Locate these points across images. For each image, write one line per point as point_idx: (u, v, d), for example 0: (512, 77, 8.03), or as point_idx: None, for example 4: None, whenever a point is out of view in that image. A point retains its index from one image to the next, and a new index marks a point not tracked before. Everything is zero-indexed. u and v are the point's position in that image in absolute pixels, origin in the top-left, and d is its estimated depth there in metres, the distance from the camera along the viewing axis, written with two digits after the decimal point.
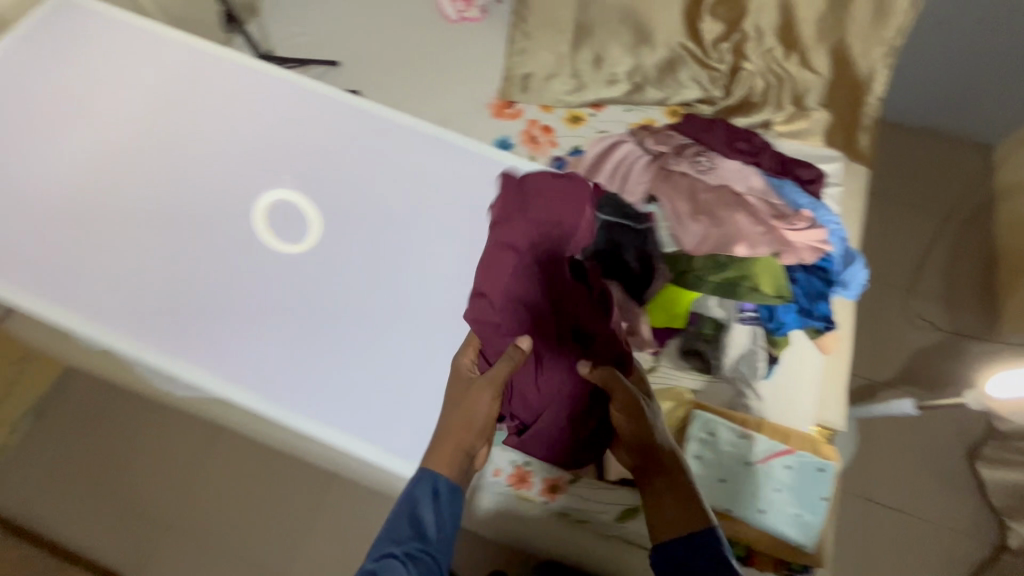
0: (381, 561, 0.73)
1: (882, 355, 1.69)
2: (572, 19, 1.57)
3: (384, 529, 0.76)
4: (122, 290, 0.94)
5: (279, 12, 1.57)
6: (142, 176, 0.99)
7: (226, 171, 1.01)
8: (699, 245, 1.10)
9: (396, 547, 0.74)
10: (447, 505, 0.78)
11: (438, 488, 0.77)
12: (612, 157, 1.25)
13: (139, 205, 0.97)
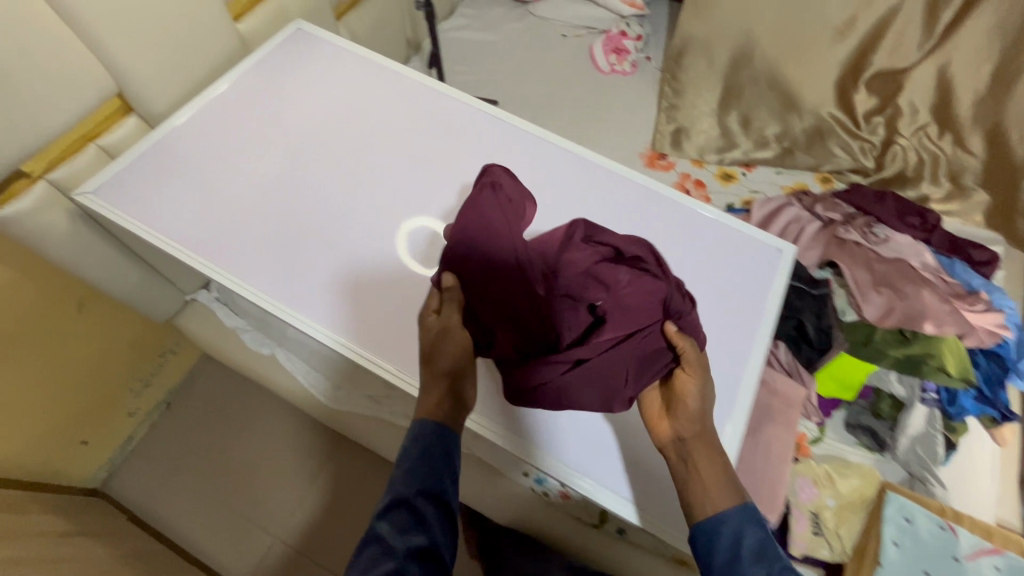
0: (393, 512, 0.67)
1: None
2: (722, 81, 1.61)
3: (393, 475, 0.69)
4: (331, 289, 0.89)
5: (443, 52, 1.68)
6: (350, 185, 0.98)
7: (433, 187, 0.97)
8: (882, 317, 1.08)
9: (409, 492, 0.67)
10: (451, 452, 0.72)
11: (429, 437, 0.71)
12: (780, 219, 1.25)
13: (347, 214, 0.95)
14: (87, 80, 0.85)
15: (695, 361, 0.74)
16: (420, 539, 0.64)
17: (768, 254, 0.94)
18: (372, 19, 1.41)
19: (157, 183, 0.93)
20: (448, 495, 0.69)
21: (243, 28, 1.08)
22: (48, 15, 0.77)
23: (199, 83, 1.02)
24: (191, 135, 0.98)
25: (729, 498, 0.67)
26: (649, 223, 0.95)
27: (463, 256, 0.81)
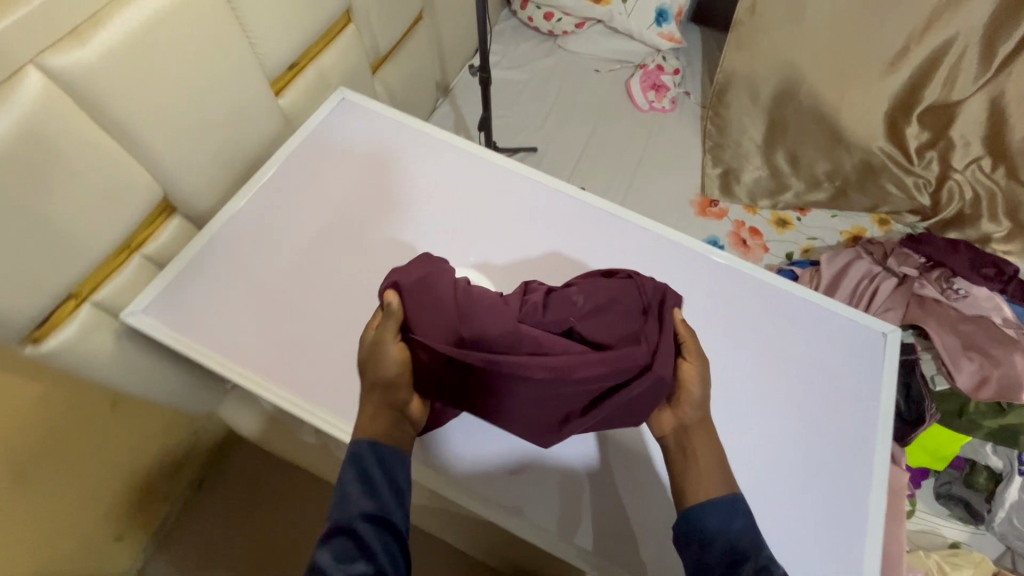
0: (337, 541, 0.56)
1: None
2: (766, 118, 1.54)
3: (334, 500, 0.60)
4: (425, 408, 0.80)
5: (473, 94, 1.59)
6: None
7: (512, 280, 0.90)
8: (978, 388, 1.02)
9: (353, 514, 0.58)
10: (394, 471, 0.63)
11: (371, 457, 0.63)
12: (854, 276, 1.19)
13: None
14: (135, 194, 0.76)
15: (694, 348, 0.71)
16: (362, 566, 0.54)
17: (872, 339, 0.89)
18: (405, 70, 1.32)
19: (211, 295, 0.84)
20: (394, 518, 0.59)
21: (284, 103, 0.98)
22: (96, 135, 0.68)
23: (241, 171, 0.93)
24: (240, 234, 0.89)
25: (722, 484, 0.64)
26: (751, 311, 0.89)
27: (418, 284, 0.72)
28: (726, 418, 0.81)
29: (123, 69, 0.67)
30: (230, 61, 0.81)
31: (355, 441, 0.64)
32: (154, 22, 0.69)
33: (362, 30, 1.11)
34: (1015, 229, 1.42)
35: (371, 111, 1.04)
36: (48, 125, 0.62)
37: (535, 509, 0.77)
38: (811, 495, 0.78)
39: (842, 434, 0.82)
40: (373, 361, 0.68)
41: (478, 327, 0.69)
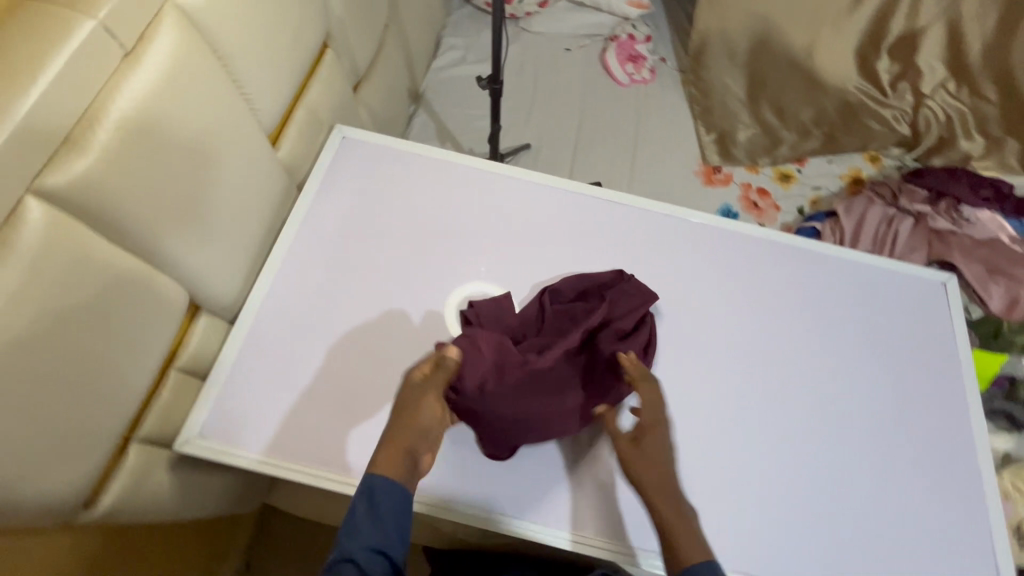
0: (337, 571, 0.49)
1: None
2: (744, 74, 1.54)
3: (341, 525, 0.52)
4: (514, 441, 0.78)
5: (449, 98, 1.48)
6: None
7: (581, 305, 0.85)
8: (1009, 309, 1.11)
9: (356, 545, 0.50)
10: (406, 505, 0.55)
11: (394, 496, 0.54)
12: (873, 221, 1.23)
13: None
14: (168, 307, 0.66)
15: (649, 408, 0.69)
16: None
17: (931, 291, 0.92)
18: (382, 86, 1.20)
19: (272, 394, 0.75)
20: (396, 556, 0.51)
21: (283, 156, 0.86)
22: (111, 254, 0.56)
23: (258, 245, 0.82)
24: (283, 319, 0.80)
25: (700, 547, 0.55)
26: (818, 286, 0.91)
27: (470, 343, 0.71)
28: (823, 394, 0.83)
29: (128, 170, 0.55)
30: (230, 126, 0.69)
31: (368, 470, 0.56)
32: (149, 103, 0.57)
33: (341, 53, 0.98)
34: (989, 144, 1.47)
35: (387, 149, 0.95)
36: (58, 260, 0.50)
37: (528, 505, 0.74)
38: (921, 453, 0.81)
39: (931, 389, 0.85)
40: (404, 403, 0.63)
41: (508, 351, 0.73)
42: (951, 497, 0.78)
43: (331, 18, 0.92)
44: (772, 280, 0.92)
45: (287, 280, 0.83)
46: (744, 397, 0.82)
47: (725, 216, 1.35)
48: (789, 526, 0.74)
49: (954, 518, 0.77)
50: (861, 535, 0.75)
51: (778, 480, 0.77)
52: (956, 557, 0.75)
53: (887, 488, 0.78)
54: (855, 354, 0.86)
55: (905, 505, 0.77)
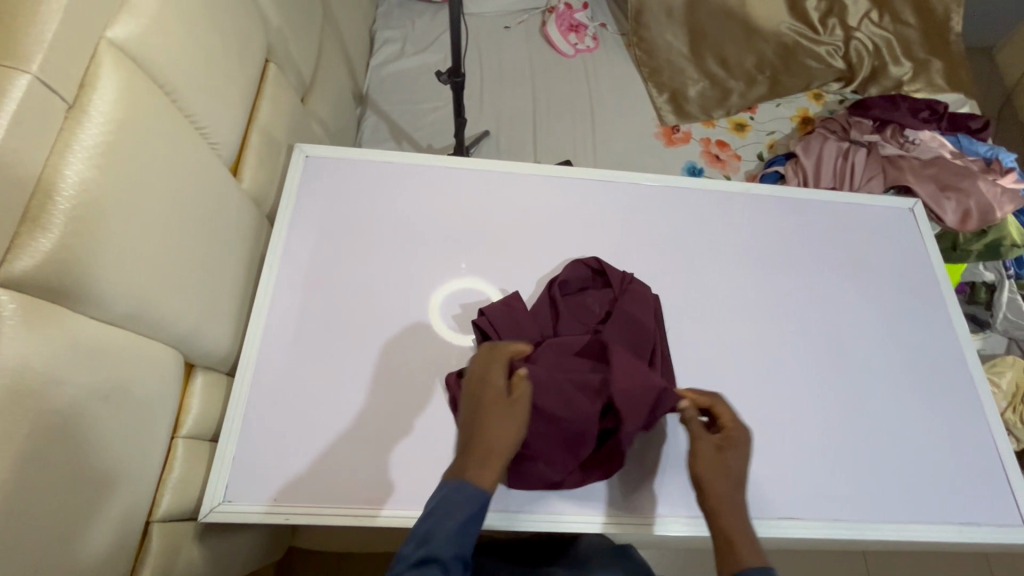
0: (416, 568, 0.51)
1: None
2: (683, 30, 1.55)
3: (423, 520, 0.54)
4: None
5: (396, 95, 1.42)
6: None
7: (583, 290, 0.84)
8: (963, 221, 1.17)
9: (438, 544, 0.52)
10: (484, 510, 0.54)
11: (476, 501, 0.54)
12: (829, 156, 1.28)
13: None
14: (164, 376, 0.61)
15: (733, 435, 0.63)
16: None
17: (900, 217, 0.97)
18: (328, 93, 1.13)
19: (291, 438, 0.72)
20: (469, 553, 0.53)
21: (247, 187, 0.80)
22: (95, 331, 0.51)
23: (241, 286, 0.76)
24: (285, 358, 0.76)
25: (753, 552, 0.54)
26: (802, 230, 0.93)
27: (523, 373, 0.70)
28: (826, 336, 0.85)
29: (98, 236, 0.50)
30: (192, 166, 0.63)
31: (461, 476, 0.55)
32: (108, 158, 0.51)
33: (285, 66, 0.91)
34: (917, 67, 1.53)
35: (352, 160, 0.90)
36: (44, 350, 0.45)
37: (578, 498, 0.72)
38: (923, 372, 0.84)
39: (919, 308, 0.89)
40: (483, 403, 0.60)
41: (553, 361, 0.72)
42: (961, 405, 0.82)
43: (269, 29, 0.85)
44: (758, 231, 0.93)
45: (280, 318, 0.78)
46: (757, 348, 0.83)
47: (691, 174, 1.37)
48: (823, 465, 0.76)
49: (964, 429, 0.80)
50: (889, 458, 0.77)
51: (807, 423, 0.79)
52: (977, 462, 0.78)
53: (901, 412, 0.81)
54: (851, 288, 0.89)
55: (923, 421, 0.80)
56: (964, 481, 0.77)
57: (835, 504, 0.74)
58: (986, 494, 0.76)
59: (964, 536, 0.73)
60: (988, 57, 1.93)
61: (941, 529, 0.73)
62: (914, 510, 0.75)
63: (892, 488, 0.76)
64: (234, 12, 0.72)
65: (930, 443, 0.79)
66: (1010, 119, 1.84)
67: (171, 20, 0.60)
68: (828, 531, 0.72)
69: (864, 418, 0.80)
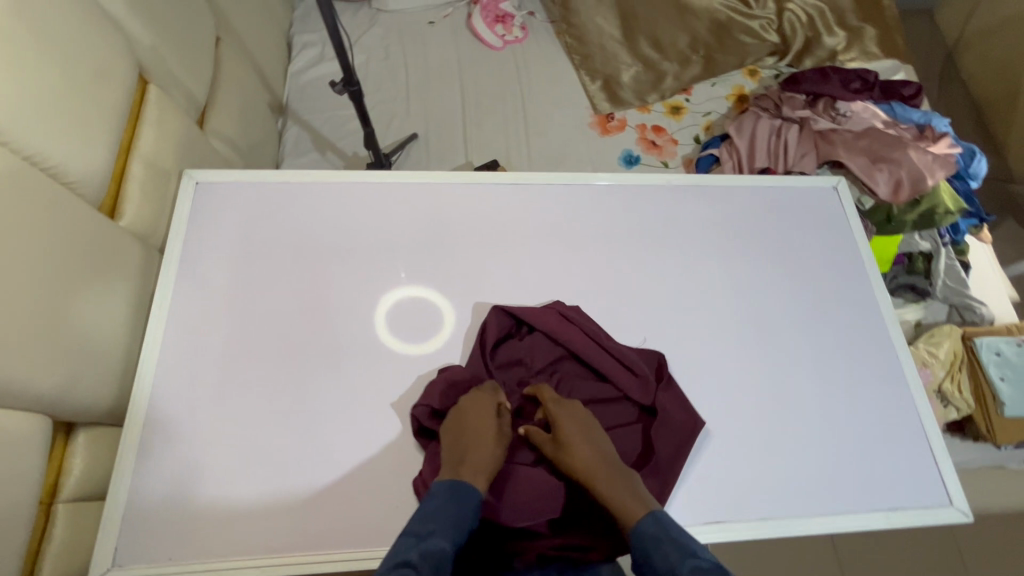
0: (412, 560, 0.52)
1: (1003, 202, 1.70)
2: (613, 13, 1.51)
3: (413, 523, 0.58)
4: None
5: (317, 102, 1.35)
6: (412, 350, 0.78)
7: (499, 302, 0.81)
8: (895, 193, 1.16)
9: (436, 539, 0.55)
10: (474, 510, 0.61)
11: (467, 499, 0.60)
12: (762, 136, 1.25)
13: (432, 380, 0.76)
14: (27, 439, 0.56)
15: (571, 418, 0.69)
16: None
17: (824, 197, 0.95)
18: (233, 108, 1.07)
19: (189, 489, 0.68)
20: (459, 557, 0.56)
21: (127, 224, 0.75)
22: None
23: (128, 331, 0.72)
24: (180, 403, 0.71)
25: (639, 504, 0.60)
26: (722, 220, 0.91)
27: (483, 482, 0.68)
28: (751, 328, 0.83)
29: None
30: (39, 212, 0.59)
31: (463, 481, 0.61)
32: None
33: (169, 87, 0.85)
34: (850, 36, 1.51)
35: (248, 185, 0.85)
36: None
37: None
38: (849, 358, 0.83)
39: (845, 292, 0.87)
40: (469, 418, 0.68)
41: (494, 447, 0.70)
42: (887, 388, 0.81)
43: (141, 49, 0.79)
44: (680, 224, 0.90)
45: (174, 359, 0.73)
46: (681, 347, 0.81)
47: (628, 163, 1.34)
48: (749, 462, 0.75)
49: (890, 413, 0.79)
50: (815, 449, 0.76)
51: (733, 420, 0.77)
52: (903, 444, 0.78)
53: (827, 401, 0.79)
54: (775, 276, 0.87)
55: (851, 410, 0.79)
56: (890, 464, 0.76)
57: (761, 502, 0.73)
58: (912, 476, 0.76)
59: (890, 523, 0.73)
60: (928, 20, 1.93)
61: (867, 517, 0.73)
62: (840, 501, 0.74)
63: (819, 481, 0.75)
64: (86, 37, 0.67)
65: (857, 430, 0.78)
66: (951, 81, 1.84)
67: None
68: (757, 531, 0.71)
69: (790, 410, 0.78)
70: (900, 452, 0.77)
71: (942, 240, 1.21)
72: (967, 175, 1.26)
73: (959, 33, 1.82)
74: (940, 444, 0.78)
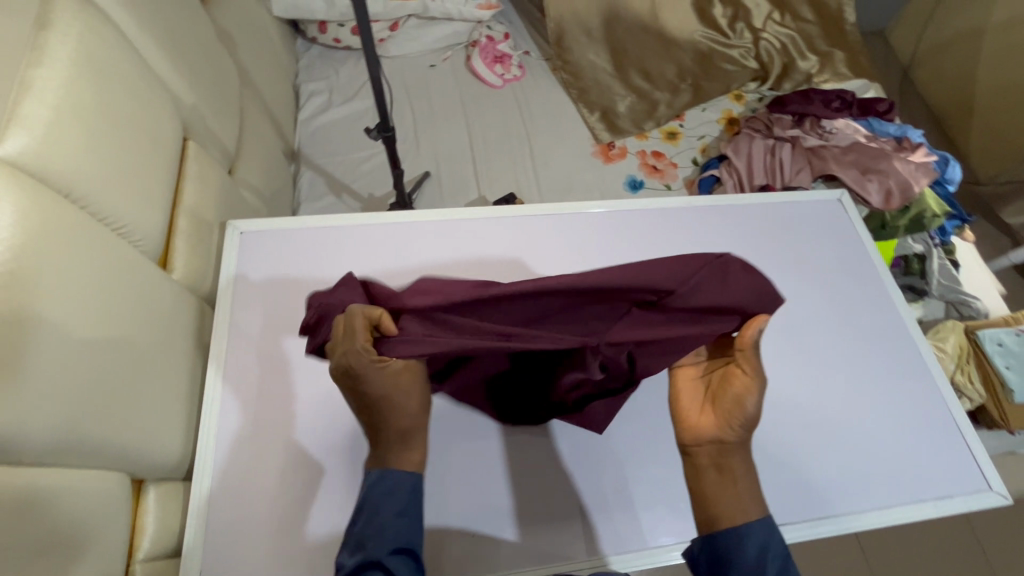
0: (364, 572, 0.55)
1: (975, 203, 1.82)
2: (603, 50, 1.60)
3: (357, 532, 0.58)
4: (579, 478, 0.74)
5: (328, 147, 1.39)
6: None
7: None
8: (886, 201, 1.24)
9: (377, 551, 0.56)
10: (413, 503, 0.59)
11: (404, 485, 0.59)
12: (758, 156, 1.34)
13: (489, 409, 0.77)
14: (105, 504, 0.56)
15: (754, 359, 0.56)
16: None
17: (829, 208, 1.01)
18: (257, 158, 1.09)
19: (264, 539, 0.67)
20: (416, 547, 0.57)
21: (179, 277, 0.76)
22: (20, 483, 0.47)
23: (187, 385, 0.72)
24: (244, 452, 0.71)
25: (754, 502, 0.57)
26: (741, 236, 0.96)
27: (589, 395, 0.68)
28: (782, 336, 0.88)
29: (12, 377, 0.46)
30: (113, 271, 0.60)
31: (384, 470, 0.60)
32: (12, 290, 0.47)
33: (206, 142, 0.87)
34: (822, 59, 1.62)
35: (291, 231, 0.87)
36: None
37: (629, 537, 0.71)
38: (877, 358, 0.87)
39: (863, 296, 0.93)
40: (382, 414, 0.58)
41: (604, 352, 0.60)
42: (915, 382, 0.86)
43: (183, 107, 0.81)
44: (705, 242, 0.95)
45: (236, 409, 0.74)
46: None
47: (633, 187, 1.40)
48: (802, 465, 0.78)
49: (923, 405, 0.84)
50: (858, 446, 0.80)
51: (781, 426, 0.80)
52: (940, 437, 0.82)
53: (863, 399, 0.84)
54: (797, 285, 0.93)
55: (886, 407, 0.83)
56: (932, 456, 0.81)
57: (819, 502, 0.76)
58: (953, 465, 0.80)
59: (941, 510, 0.77)
60: (882, 40, 2.08)
61: (918, 508, 0.77)
62: (889, 495, 0.77)
63: (868, 477, 0.78)
64: (146, 99, 0.69)
65: (898, 427, 0.82)
66: (910, 95, 1.98)
67: (72, 124, 0.56)
68: (818, 529, 0.74)
69: (831, 411, 0.82)
70: (937, 443, 0.81)
71: (933, 241, 1.31)
72: (947, 180, 1.36)
73: (912, 51, 1.98)
74: (974, 432, 0.82)
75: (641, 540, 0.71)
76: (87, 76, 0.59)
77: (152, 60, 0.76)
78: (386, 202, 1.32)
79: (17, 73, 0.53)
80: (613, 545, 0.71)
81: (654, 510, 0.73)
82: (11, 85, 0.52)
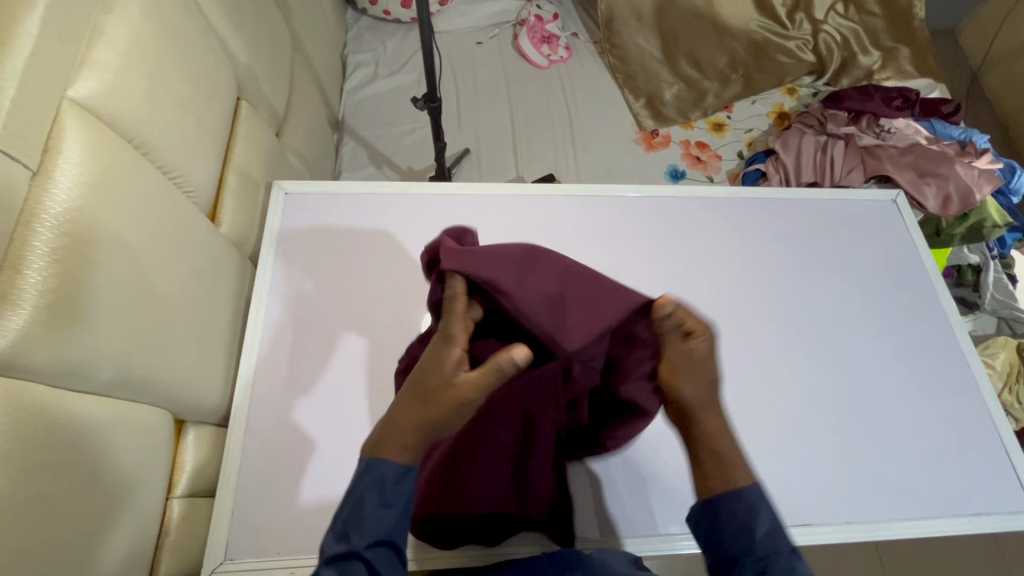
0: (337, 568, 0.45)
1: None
2: (653, 34, 1.56)
3: (337, 518, 0.48)
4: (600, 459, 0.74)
5: (371, 119, 1.40)
6: None
7: None
8: (944, 207, 1.18)
9: (357, 543, 0.46)
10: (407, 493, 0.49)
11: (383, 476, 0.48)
12: (808, 153, 1.29)
13: None
14: (147, 440, 0.58)
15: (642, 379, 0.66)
16: None
17: (881, 209, 0.97)
18: (303, 123, 1.11)
19: (291, 489, 0.70)
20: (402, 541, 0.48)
21: (226, 232, 0.78)
22: (76, 405, 0.50)
23: (228, 336, 0.75)
24: (276, 405, 0.74)
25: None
26: (788, 232, 0.93)
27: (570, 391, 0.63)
28: (821, 338, 0.85)
29: (73, 309, 0.48)
30: (167, 216, 0.62)
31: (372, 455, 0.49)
32: (78, 221, 0.49)
33: (257, 103, 0.89)
34: (885, 55, 1.53)
35: (333, 195, 0.89)
36: (7, 438, 0.43)
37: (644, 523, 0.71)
38: (919, 368, 0.84)
39: (911, 303, 0.89)
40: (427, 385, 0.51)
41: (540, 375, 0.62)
42: (961, 396, 0.82)
43: (239, 67, 0.83)
44: (748, 234, 0.92)
45: (271, 364, 0.76)
46: (753, 355, 0.83)
47: (674, 177, 1.37)
48: (834, 468, 0.76)
49: (964, 419, 0.81)
50: (892, 454, 0.77)
51: (811, 429, 0.78)
52: (980, 452, 0.79)
53: (899, 408, 0.81)
54: (839, 285, 0.89)
55: (924, 417, 0.80)
56: (971, 471, 0.77)
57: (847, 507, 0.74)
58: (994, 481, 0.77)
59: (975, 527, 0.74)
60: (951, 40, 1.96)
61: (953, 522, 0.74)
62: (924, 505, 0.75)
63: (899, 486, 0.76)
64: (206, 54, 0.70)
65: (936, 439, 0.79)
66: (977, 99, 1.86)
67: (138, 69, 0.58)
68: (844, 534, 0.72)
69: (866, 418, 0.79)
70: (976, 458, 0.78)
71: (992, 252, 1.26)
72: (1012, 190, 1.27)
73: (984, 53, 1.85)
74: (1019, 450, 0.79)
75: (654, 526, 0.71)
76: (154, 26, 0.61)
77: (213, 18, 0.77)
78: (425, 176, 1.33)
79: (91, 17, 0.55)
80: (629, 529, 0.71)
81: (670, 499, 0.72)
82: (85, 30, 0.54)
